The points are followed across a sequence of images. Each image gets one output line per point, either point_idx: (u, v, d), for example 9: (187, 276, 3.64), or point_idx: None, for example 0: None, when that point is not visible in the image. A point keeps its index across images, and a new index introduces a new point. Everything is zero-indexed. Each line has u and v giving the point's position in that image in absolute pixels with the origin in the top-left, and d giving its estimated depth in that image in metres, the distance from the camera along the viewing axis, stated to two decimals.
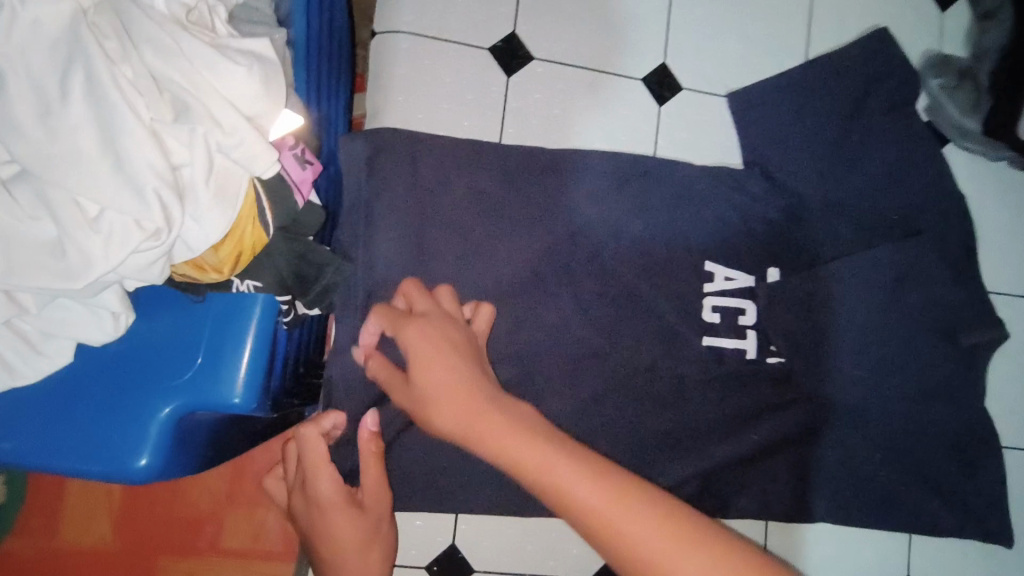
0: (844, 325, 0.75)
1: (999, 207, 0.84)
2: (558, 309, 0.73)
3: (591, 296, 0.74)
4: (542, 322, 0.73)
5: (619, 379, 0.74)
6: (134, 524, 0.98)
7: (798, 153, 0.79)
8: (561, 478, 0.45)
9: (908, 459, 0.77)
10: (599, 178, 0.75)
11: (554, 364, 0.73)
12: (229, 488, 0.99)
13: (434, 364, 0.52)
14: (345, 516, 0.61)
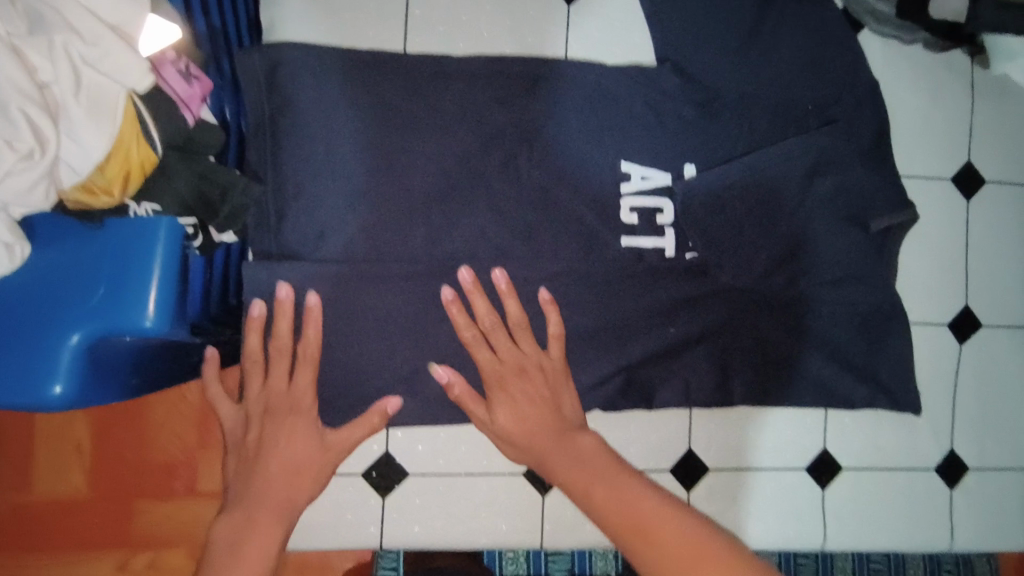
0: (751, 214, 0.78)
1: (919, 91, 0.84)
2: (475, 218, 0.74)
3: (507, 203, 0.74)
4: (461, 233, 0.73)
5: (540, 284, 0.75)
6: (109, 471, 0.99)
7: (709, 48, 0.78)
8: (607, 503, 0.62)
9: (820, 340, 0.81)
10: (510, 85, 0.75)
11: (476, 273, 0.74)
12: (198, 433, 1.00)
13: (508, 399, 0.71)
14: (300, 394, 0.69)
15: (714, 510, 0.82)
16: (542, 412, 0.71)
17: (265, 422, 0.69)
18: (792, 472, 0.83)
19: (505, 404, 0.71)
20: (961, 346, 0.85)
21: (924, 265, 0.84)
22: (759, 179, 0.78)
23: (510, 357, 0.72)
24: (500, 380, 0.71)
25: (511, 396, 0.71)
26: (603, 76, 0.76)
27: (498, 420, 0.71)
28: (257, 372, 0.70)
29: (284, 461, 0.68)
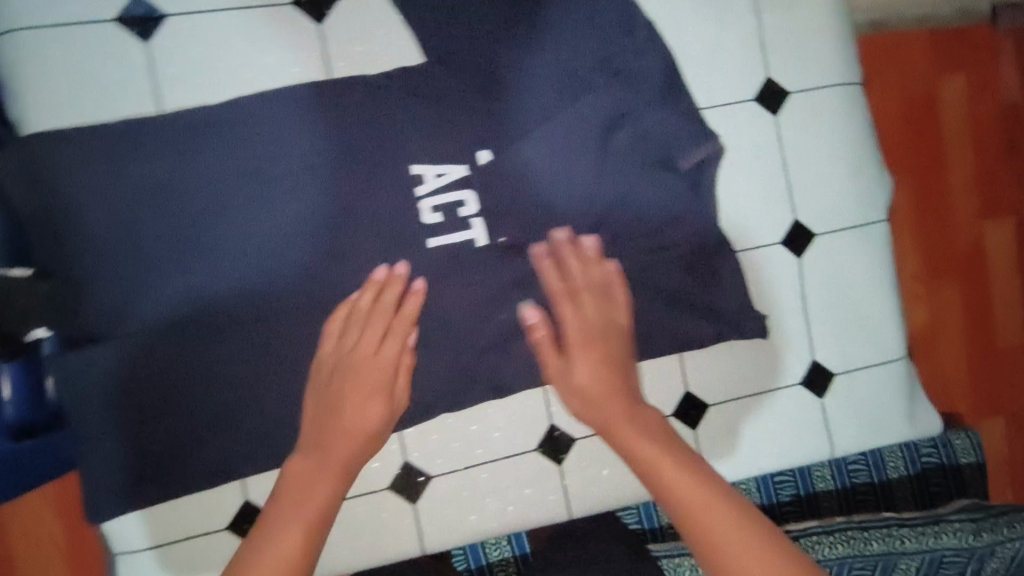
0: (555, 184, 0.79)
1: (699, 23, 0.82)
2: (279, 256, 0.74)
3: (305, 236, 0.75)
4: (271, 274, 0.74)
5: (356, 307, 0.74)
6: (82, 559, 1.04)
7: (472, 35, 0.77)
8: (661, 474, 0.67)
9: (653, 288, 0.82)
10: (285, 116, 0.75)
11: (294, 312, 0.74)
12: None
13: (354, 395, 0.72)
14: (388, 347, 0.74)
15: (591, 472, 0.85)
16: (365, 427, 0.72)
17: (342, 382, 0.72)
18: (662, 420, 0.85)
19: (355, 409, 0.72)
20: (801, 260, 0.86)
21: (746, 190, 0.84)
22: (556, 150, 0.78)
23: (357, 366, 0.73)
24: (351, 392, 0.72)
25: (357, 406, 0.72)
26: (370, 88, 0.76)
27: (571, 378, 0.75)
28: (350, 332, 0.73)
29: (353, 425, 0.72)
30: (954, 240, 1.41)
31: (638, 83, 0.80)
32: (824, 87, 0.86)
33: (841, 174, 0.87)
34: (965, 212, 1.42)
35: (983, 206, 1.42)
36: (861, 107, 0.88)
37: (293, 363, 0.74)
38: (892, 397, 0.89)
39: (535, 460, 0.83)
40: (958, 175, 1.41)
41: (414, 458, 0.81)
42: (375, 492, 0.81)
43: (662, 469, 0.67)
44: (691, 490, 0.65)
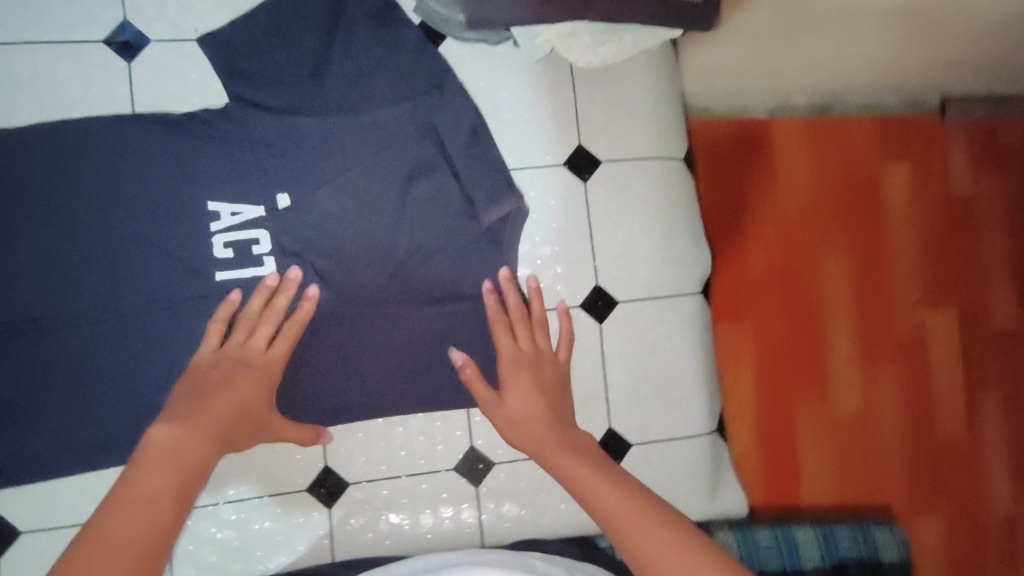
0: (353, 230, 0.80)
1: (511, 90, 0.86)
2: (61, 278, 0.75)
3: (90, 260, 0.75)
4: (50, 295, 0.75)
5: (133, 331, 0.76)
6: None
7: (279, 83, 0.80)
8: (582, 482, 0.64)
9: (449, 337, 0.82)
10: (83, 147, 0.76)
11: (72, 331, 0.75)
12: None
13: (239, 373, 0.71)
14: (255, 347, 0.74)
15: (366, 522, 0.82)
16: (253, 405, 0.70)
17: (231, 365, 0.72)
18: (444, 473, 0.84)
19: (234, 393, 0.69)
20: (603, 324, 0.86)
21: (549, 251, 0.86)
22: (358, 198, 0.80)
23: (252, 351, 0.73)
24: (240, 376, 0.71)
25: (244, 388, 0.70)
26: (170, 122, 0.78)
27: (506, 417, 0.75)
28: (245, 330, 0.74)
29: (233, 395, 0.69)
30: (891, 330, 1.29)
31: (445, 139, 0.82)
32: (641, 158, 0.88)
33: (651, 244, 0.88)
34: (904, 297, 1.30)
35: (923, 294, 1.31)
36: (680, 180, 0.89)
37: (64, 381, 0.75)
38: (690, 473, 0.87)
39: (306, 501, 0.81)
40: (902, 261, 1.31)
41: None
42: None
43: (581, 478, 0.65)
44: (606, 487, 0.62)
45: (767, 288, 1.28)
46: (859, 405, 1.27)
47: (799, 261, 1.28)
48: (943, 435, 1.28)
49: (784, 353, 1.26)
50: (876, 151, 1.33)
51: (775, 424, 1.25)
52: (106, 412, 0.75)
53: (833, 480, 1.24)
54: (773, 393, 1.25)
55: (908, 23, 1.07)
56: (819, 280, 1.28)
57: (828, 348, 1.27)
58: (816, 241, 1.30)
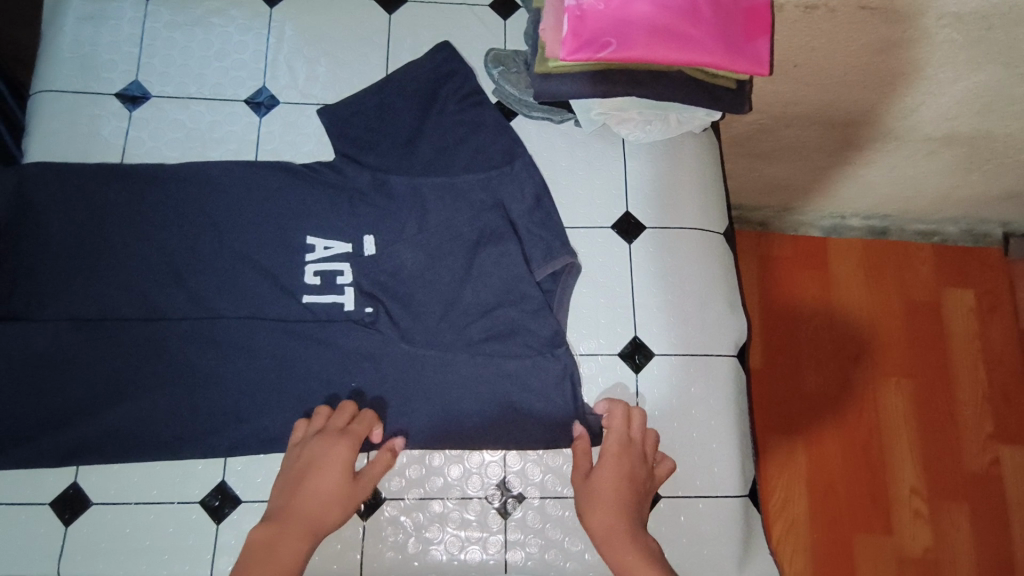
0: (422, 274, 0.91)
1: (570, 161, 0.98)
2: (177, 284, 0.88)
3: (203, 274, 0.88)
4: (164, 299, 0.87)
5: (226, 337, 0.87)
6: None
7: (380, 147, 0.94)
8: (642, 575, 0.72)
9: (500, 380, 0.87)
10: (215, 183, 0.91)
11: (175, 330, 0.86)
12: None
13: (319, 463, 0.78)
14: (330, 444, 0.79)
15: (396, 539, 0.84)
16: (342, 481, 0.78)
17: (311, 456, 0.79)
18: (475, 500, 0.86)
19: (322, 472, 0.78)
20: (637, 375, 0.91)
21: (595, 306, 0.93)
22: (432, 249, 0.91)
23: (331, 441, 0.79)
24: (329, 457, 0.78)
25: (336, 463, 0.78)
26: (287, 168, 0.93)
27: (600, 493, 0.78)
28: (320, 433, 0.81)
29: (318, 478, 0.77)
30: (965, 467, 1.50)
31: (512, 199, 0.93)
32: (685, 231, 0.96)
33: (688, 305, 0.93)
34: (976, 438, 1.53)
35: (996, 434, 1.53)
36: (718, 252, 0.96)
37: (159, 373, 0.85)
38: (719, 535, 0.86)
39: None
40: (966, 403, 1.55)
41: (229, 481, 0.85)
42: (184, 505, 0.84)
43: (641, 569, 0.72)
44: None
45: (821, 406, 1.53)
46: (917, 500, 1.48)
47: (859, 394, 1.54)
48: (1010, 542, 1.46)
49: (842, 468, 1.49)
50: (937, 282, 1.62)
51: (835, 524, 1.46)
52: (188, 403, 0.85)
53: None
54: (829, 490, 1.48)
55: (958, 147, 1.35)
56: (882, 408, 1.54)
57: (891, 469, 1.50)
58: (877, 369, 1.56)
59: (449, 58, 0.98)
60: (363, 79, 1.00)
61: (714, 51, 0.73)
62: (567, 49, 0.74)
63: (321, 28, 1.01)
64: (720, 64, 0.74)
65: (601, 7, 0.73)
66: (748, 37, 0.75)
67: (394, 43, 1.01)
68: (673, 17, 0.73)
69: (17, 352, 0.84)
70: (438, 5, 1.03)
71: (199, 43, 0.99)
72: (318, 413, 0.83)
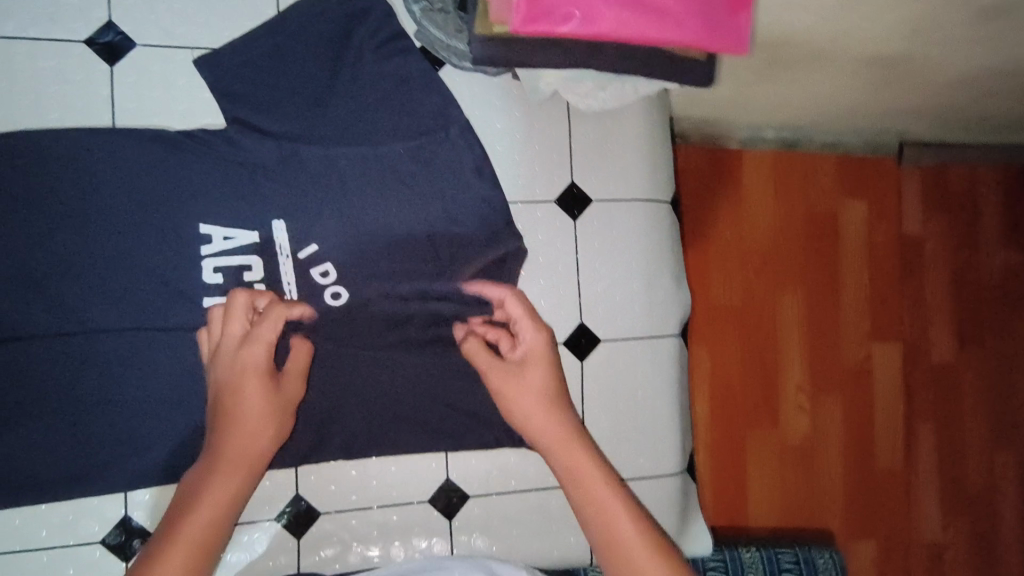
0: (348, 266, 0.79)
1: (508, 122, 0.85)
2: (35, 294, 0.71)
3: (70, 282, 0.72)
4: (17, 312, 0.71)
5: (111, 355, 0.73)
6: None
7: (282, 108, 0.78)
8: (584, 475, 0.69)
9: (438, 380, 0.81)
10: (67, 161, 0.72)
11: (45, 352, 0.72)
12: None
13: (242, 385, 0.69)
14: (256, 377, 0.69)
15: (333, 553, 0.81)
16: (267, 411, 0.69)
17: (240, 378, 0.69)
18: (417, 504, 0.83)
19: (240, 398, 0.68)
20: (580, 363, 0.88)
21: (540, 290, 0.87)
22: (359, 240, 0.80)
23: (253, 365, 0.69)
24: (245, 382, 0.69)
25: (250, 385, 0.69)
26: (161, 138, 0.74)
27: (518, 395, 0.74)
28: (233, 343, 0.70)
29: (233, 404, 0.68)
30: (841, 360, 1.49)
31: (446, 175, 0.82)
32: (632, 200, 0.89)
33: (635, 283, 0.89)
34: (854, 335, 1.50)
35: (872, 331, 1.51)
36: (665, 224, 0.90)
37: (30, 403, 0.71)
38: (661, 511, 0.89)
39: (272, 530, 0.79)
40: (848, 306, 1.50)
41: (134, 514, 0.75)
42: (82, 545, 0.74)
43: (584, 471, 0.69)
44: (598, 477, 0.68)
45: (726, 318, 1.45)
46: (800, 394, 1.47)
47: (763, 302, 1.46)
48: (868, 434, 1.50)
49: (739, 374, 1.45)
50: (839, 190, 1.50)
51: (730, 422, 1.44)
52: (72, 435, 0.72)
53: (772, 464, 1.46)
54: (729, 398, 1.44)
55: (877, 72, 1.19)
56: (778, 314, 1.46)
57: (780, 369, 1.46)
58: (782, 274, 1.47)
59: None
60: (248, 12, 0.79)
61: (692, 28, 0.62)
62: (519, 18, 0.60)
63: None
64: (699, 43, 0.63)
65: None
66: (731, 9, 0.64)
67: None
68: None
69: None
70: None
71: None
72: (203, 348, 0.72)
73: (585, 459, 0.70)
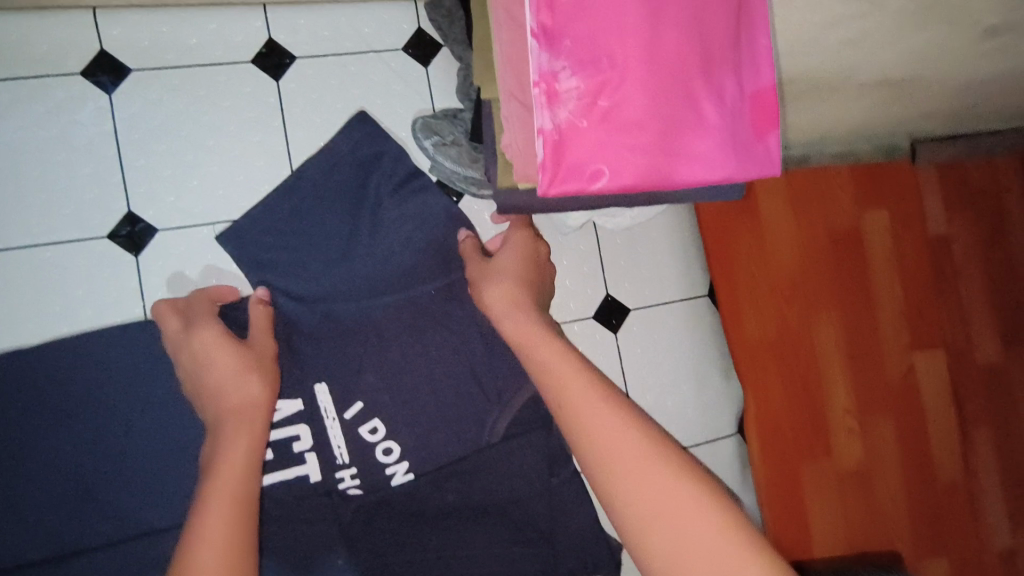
0: (397, 416, 0.77)
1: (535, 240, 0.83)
2: (88, 504, 0.69)
3: (121, 483, 0.70)
4: (72, 522, 0.69)
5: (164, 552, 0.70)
6: None
7: (310, 269, 0.77)
8: (635, 480, 0.46)
9: (500, 517, 0.78)
10: (107, 360, 0.71)
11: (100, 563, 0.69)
12: None
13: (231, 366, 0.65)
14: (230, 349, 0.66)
15: None
16: (257, 401, 0.64)
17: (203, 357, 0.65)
18: None
19: (214, 365, 0.65)
20: None
21: None
22: (403, 388, 0.78)
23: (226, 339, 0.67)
24: (219, 354, 0.65)
25: (227, 353, 0.66)
26: None
27: (491, 278, 0.70)
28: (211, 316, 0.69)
29: (226, 392, 0.63)
30: (908, 391, 0.94)
31: (482, 309, 0.80)
32: (667, 301, 0.88)
33: (683, 386, 0.89)
34: (905, 363, 0.95)
35: (940, 347, 0.96)
36: (704, 319, 0.90)
37: None
38: None
39: None
40: (902, 323, 0.95)
41: None
42: None
43: (639, 472, 0.46)
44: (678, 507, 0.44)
45: (772, 361, 0.89)
46: (868, 440, 0.92)
47: (804, 342, 0.90)
48: (965, 510, 0.95)
49: (786, 443, 0.89)
50: (854, 197, 0.94)
51: (785, 517, 0.89)
52: None
53: (854, 560, 0.89)
54: (790, 484, 0.89)
55: (889, 89, 0.80)
56: (822, 346, 0.91)
57: (835, 422, 0.91)
58: (817, 291, 0.91)
59: (371, 134, 0.79)
60: (264, 175, 0.78)
61: (725, 162, 0.60)
62: (548, 179, 0.58)
63: (189, 111, 0.76)
64: (733, 176, 0.61)
65: (582, 124, 0.57)
66: (756, 133, 0.63)
67: (294, 121, 0.79)
68: (674, 127, 0.58)
69: None
70: (340, 60, 0.81)
71: (18, 162, 0.72)
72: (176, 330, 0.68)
73: (634, 461, 0.47)
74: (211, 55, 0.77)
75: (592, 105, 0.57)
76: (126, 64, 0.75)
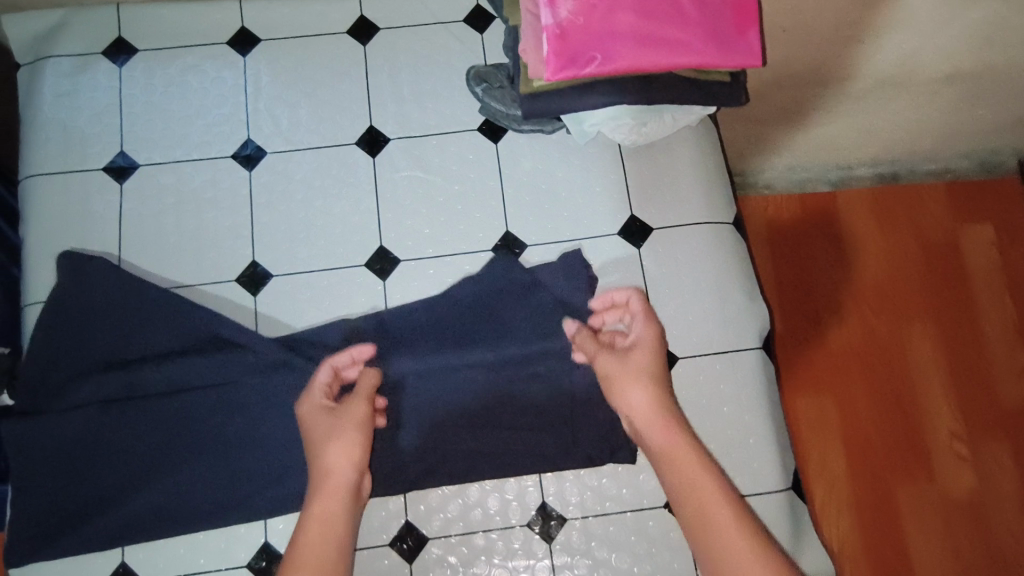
0: (439, 305, 0.91)
1: (566, 169, 0.97)
2: (198, 352, 0.88)
3: (222, 339, 0.88)
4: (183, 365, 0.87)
5: (251, 395, 0.87)
6: None
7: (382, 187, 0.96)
8: (715, 516, 0.65)
9: (525, 399, 0.88)
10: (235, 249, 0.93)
11: (203, 400, 0.87)
12: None
13: (336, 446, 0.73)
14: (349, 438, 0.74)
15: None
16: (348, 488, 0.72)
17: (319, 439, 0.74)
18: (518, 529, 0.86)
19: (327, 448, 0.73)
20: None
21: None
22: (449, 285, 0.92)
23: (338, 426, 0.74)
24: (333, 441, 0.73)
25: (336, 443, 0.73)
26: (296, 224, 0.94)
27: (625, 383, 0.74)
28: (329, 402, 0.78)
29: (328, 467, 0.72)
30: (999, 396, 1.31)
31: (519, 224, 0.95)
32: (690, 224, 0.94)
33: (705, 299, 0.92)
34: (1009, 369, 1.33)
35: None
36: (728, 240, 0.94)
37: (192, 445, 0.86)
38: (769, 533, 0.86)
39: (388, 556, 0.84)
40: (996, 327, 1.35)
41: (272, 541, 0.85)
42: (230, 570, 0.84)
43: (717, 517, 0.65)
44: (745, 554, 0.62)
45: (855, 363, 1.33)
46: (958, 442, 1.29)
47: (890, 342, 1.34)
48: None
49: (879, 420, 1.30)
50: (953, 217, 1.40)
51: (876, 479, 1.27)
52: (222, 469, 0.85)
53: (943, 538, 1.24)
54: (890, 502, 1.26)
55: (964, 83, 1.11)
56: (910, 350, 1.34)
57: (926, 413, 1.30)
58: (909, 310, 1.36)
59: (434, 86, 0.99)
60: (349, 115, 0.98)
61: (706, 50, 0.71)
62: (552, 68, 0.71)
63: (297, 68, 0.99)
64: (714, 63, 0.72)
65: (580, 21, 0.70)
66: (739, 29, 0.73)
67: (374, 74, 1.00)
68: (659, 22, 0.71)
69: (49, 437, 0.85)
70: (413, 30, 1.01)
71: (178, 104, 0.98)
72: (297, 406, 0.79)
73: (725, 515, 0.65)
74: (317, 29, 1.00)
75: (587, 4, 0.70)
76: (257, 35, 1.00)
